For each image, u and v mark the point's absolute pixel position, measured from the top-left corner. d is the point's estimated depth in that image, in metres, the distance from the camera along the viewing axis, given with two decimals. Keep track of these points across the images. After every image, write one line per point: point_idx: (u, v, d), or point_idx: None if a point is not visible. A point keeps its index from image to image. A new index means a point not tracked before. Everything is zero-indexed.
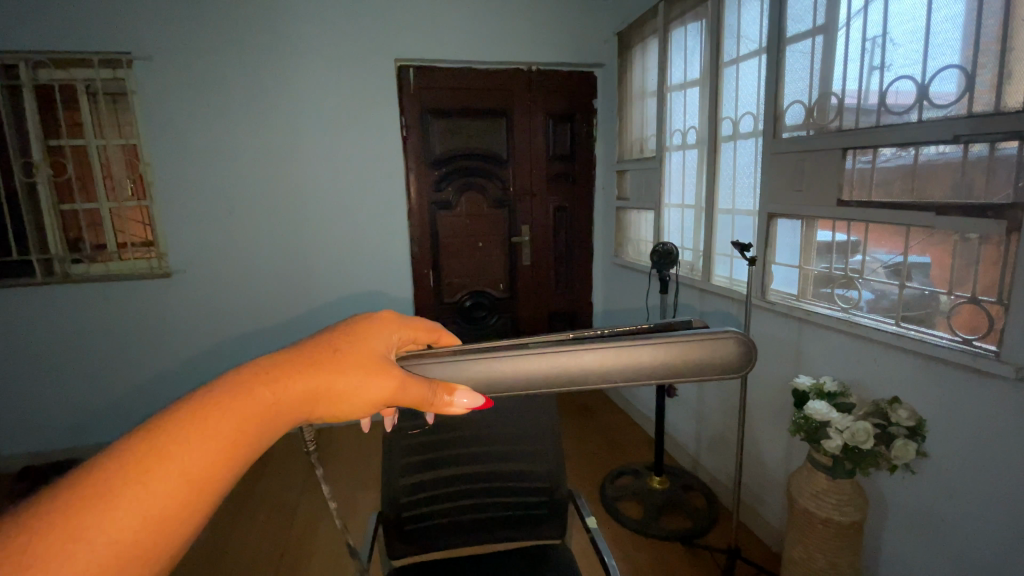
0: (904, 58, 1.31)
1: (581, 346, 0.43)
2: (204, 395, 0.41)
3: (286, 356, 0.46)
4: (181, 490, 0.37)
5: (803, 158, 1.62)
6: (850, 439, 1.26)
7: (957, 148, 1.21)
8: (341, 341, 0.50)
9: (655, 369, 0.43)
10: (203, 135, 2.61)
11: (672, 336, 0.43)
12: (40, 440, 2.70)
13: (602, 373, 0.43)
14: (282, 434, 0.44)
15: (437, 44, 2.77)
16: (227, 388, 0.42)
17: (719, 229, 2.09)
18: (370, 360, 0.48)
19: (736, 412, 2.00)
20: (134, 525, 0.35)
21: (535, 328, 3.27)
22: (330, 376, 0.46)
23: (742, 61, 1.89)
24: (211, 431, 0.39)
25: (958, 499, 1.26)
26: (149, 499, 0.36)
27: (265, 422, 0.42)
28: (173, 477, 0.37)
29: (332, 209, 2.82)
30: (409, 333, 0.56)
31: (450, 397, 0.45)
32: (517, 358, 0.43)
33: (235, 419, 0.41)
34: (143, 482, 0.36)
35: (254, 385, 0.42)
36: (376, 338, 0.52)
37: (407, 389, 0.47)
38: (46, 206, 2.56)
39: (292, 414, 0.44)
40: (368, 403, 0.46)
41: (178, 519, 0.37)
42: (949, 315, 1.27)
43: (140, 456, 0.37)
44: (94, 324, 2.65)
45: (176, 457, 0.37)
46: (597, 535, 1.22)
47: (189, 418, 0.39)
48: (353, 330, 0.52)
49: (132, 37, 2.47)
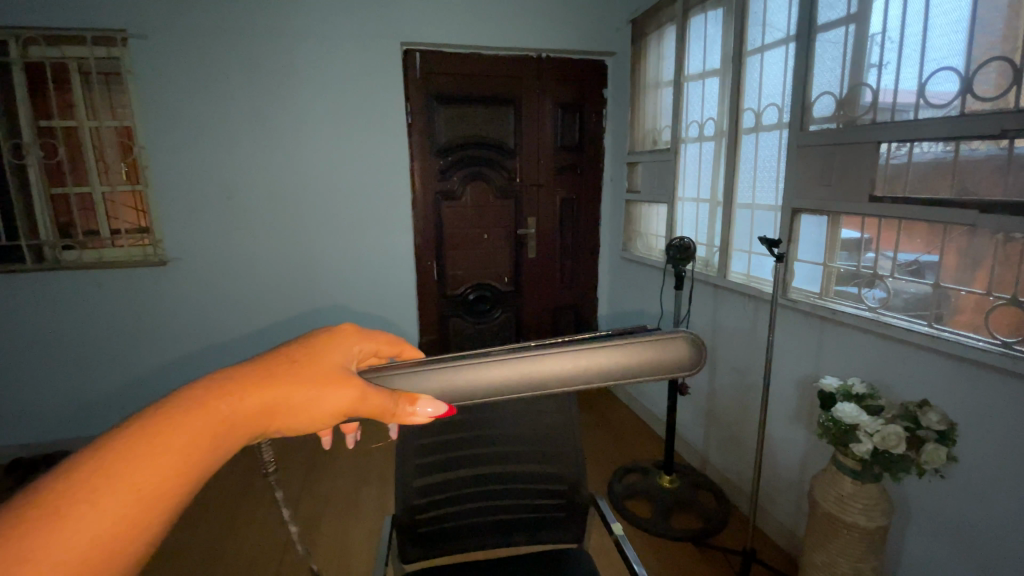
0: (947, 49, 1.26)
1: (542, 350, 0.42)
2: (156, 409, 0.37)
3: (241, 368, 0.41)
4: (130, 508, 0.33)
5: (833, 151, 1.56)
6: (881, 443, 1.22)
7: (1002, 144, 1.16)
8: (299, 352, 0.45)
9: (614, 370, 0.42)
10: (201, 117, 2.51)
11: (631, 336, 0.43)
12: (30, 432, 2.61)
13: (561, 377, 0.42)
14: (238, 450, 0.40)
15: (443, 27, 2.67)
16: (179, 401, 0.38)
17: (737, 223, 2.05)
18: (329, 371, 0.44)
19: (751, 411, 1.96)
20: (81, 544, 0.32)
21: (539, 322, 3.22)
22: (285, 388, 0.41)
23: (767, 50, 1.83)
24: (161, 447, 0.35)
25: (992, 506, 1.22)
26: (99, 518, 0.33)
27: (220, 438, 0.38)
28: (124, 493, 0.34)
29: (333, 196, 2.74)
30: (371, 345, 0.51)
31: (412, 407, 0.43)
32: (474, 366, 0.43)
33: (187, 433, 0.36)
34: (92, 500, 0.33)
35: (208, 398, 0.38)
36: (336, 349, 0.47)
37: (367, 400, 0.43)
38: (36, 189, 2.46)
39: (246, 428, 0.40)
40: (327, 413, 0.42)
41: (127, 538, 0.33)
42: (987, 316, 1.22)
43: (85, 475, 0.34)
44: (86, 312, 2.56)
45: (126, 472, 0.34)
46: (621, 539, 1.16)
47: (141, 434, 0.36)
48: (311, 343, 0.46)
49: (126, 13, 2.36)
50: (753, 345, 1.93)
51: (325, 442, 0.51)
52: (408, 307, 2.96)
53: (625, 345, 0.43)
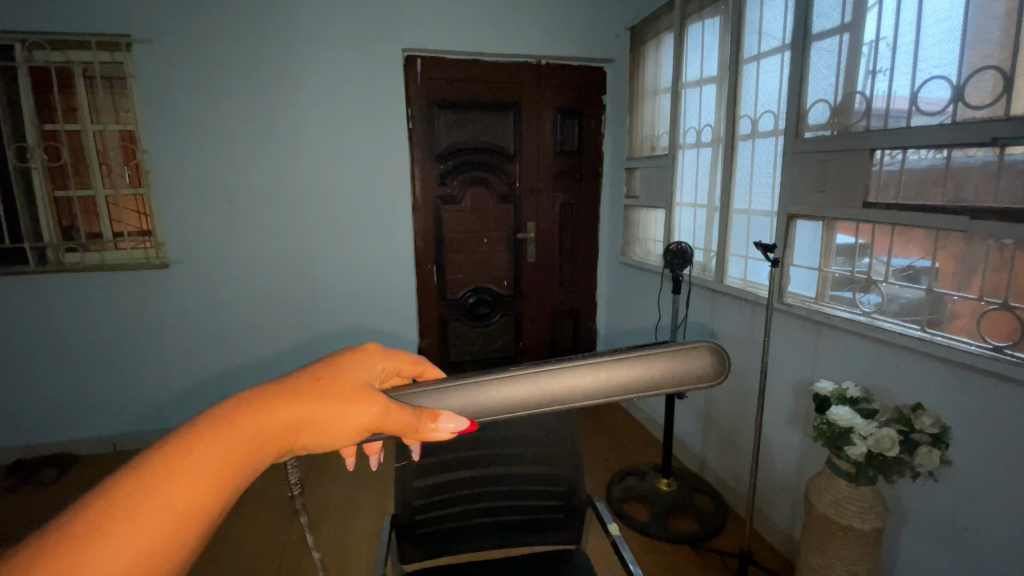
0: (939, 58, 1.28)
1: (562, 365, 0.43)
2: (188, 428, 0.38)
3: (270, 385, 0.43)
4: (168, 526, 0.34)
5: (828, 158, 1.58)
6: (874, 446, 1.23)
7: (992, 151, 1.18)
8: (325, 370, 0.47)
9: (637, 383, 0.43)
10: (204, 121, 2.54)
11: (650, 349, 0.43)
12: (30, 434, 2.62)
13: (587, 390, 0.43)
14: (265, 468, 0.41)
15: (445, 34, 2.70)
16: (212, 418, 0.39)
17: (734, 229, 2.07)
18: (354, 388, 0.46)
19: (748, 415, 1.98)
20: (122, 565, 0.32)
21: (538, 326, 3.24)
22: (312, 405, 0.43)
23: (764, 57, 1.85)
24: (196, 464, 0.36)
25: (986, 509, 1.23)
26: (138, 536, 0.33)
27: (251, 455, 0.39)
28: (161, 511, 0.34)
29: (335, 200, 2.76)
30: (394, 363, 0.54)
31: (434, 423, 0.45)
32: (499, 383, 0.43)
33: (222, 449, 0.37)
34: (130, 518, 0.33)
35: (239, 415, 0.39)
36: (361, 366, 0.49)
37: (390, 416, 0.45)
38: (39, 192, 2.48)
39: (276, 443, 0.41)
40: (353, 429, 0.44)
41: (165, 555, 0.33)
42: (979, 321, 1.24)
43: (123, 492, 0.34)
44: (88, 314, 2.57)
45: (162, 489, 0.34)
46: (619, 540, 1.17)
47: (176, 450, 0.36)
48: (336, 360, 0.49)
49: (132, 19, 2.38)
50: (750, 349, 1.95)
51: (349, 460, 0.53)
52: (408, 311, 2.97)
53: (647, 357, 0.44)
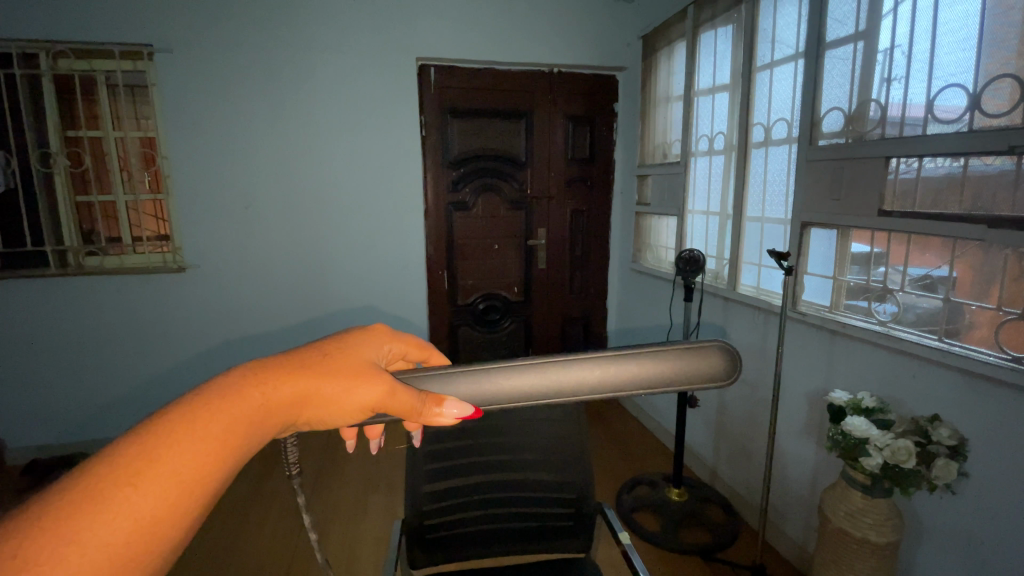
0: (956, 66, 1.27)
1: (574, 356, 0.43)
2: (190, 400, 0.39)
3: (277, 358, 0.45)
4: (174, 491, 0.35)
5: (843, 165, 1.57)
6: (891, 458, 1.21)
7: (1009, 159, 1.17)
8: (333, 347, 0.49)
9: (646, 377, 0.43)
10: (221, 127, 2.59)
11: (661, 345, 0.43)
12: (50, 434, 2.67)
13: (594, 383, 0.43)
14: (269, 441, 0.43)
15: (457, 42, 2.73)
16: (217, 389, 0.40)
17: (748, 236, 2.05)
18: (360, 366, 0.47)
19: (760, 424, 1.96)
20: (125, 530, 0.33)
21: (548, 333, 3.24)
22: (317, 380, 0.44)
23: (777, 66, 1.86)
24: (201, 432, 0.37)
25: (1005, 524, 1.20)
26: (141, 503, 0.34)
27: (255, 426, 0.41)
28: (165, 477, 0.35)
29: (348, 206, 2.79)
30: (401, 346, 0.55)
31: (438, 407, 0.44)
32: (509, 371, 0.43)
33: (227, 419, 0.39)
34: (134, 484, 0.34)
35: (243, 386, 0.41)
36: (366, 347, 0.51)
37: (395, 396, 0.45)
38: (61, 196, 2.54)
39: (279, 415, 0.43)
40: (356, 407, 0.45)
41: (168, 522, 0.35)
42: (997, 331, 1.22)
43: (128, 458, 0.35)
44: (107, 316, 2.63)
45: (167, 456, 0.35)
46: (628, 549, 1.16)
47: (181, 419, 0.37)
48: (346, 338, 0.51)
49: (154, 29, 2.45)
50: (764, 358, 1.93)
51: (348, 437, 0.55)
52: (419, 316, 2.99)
53: (657, 355, 0.44)
